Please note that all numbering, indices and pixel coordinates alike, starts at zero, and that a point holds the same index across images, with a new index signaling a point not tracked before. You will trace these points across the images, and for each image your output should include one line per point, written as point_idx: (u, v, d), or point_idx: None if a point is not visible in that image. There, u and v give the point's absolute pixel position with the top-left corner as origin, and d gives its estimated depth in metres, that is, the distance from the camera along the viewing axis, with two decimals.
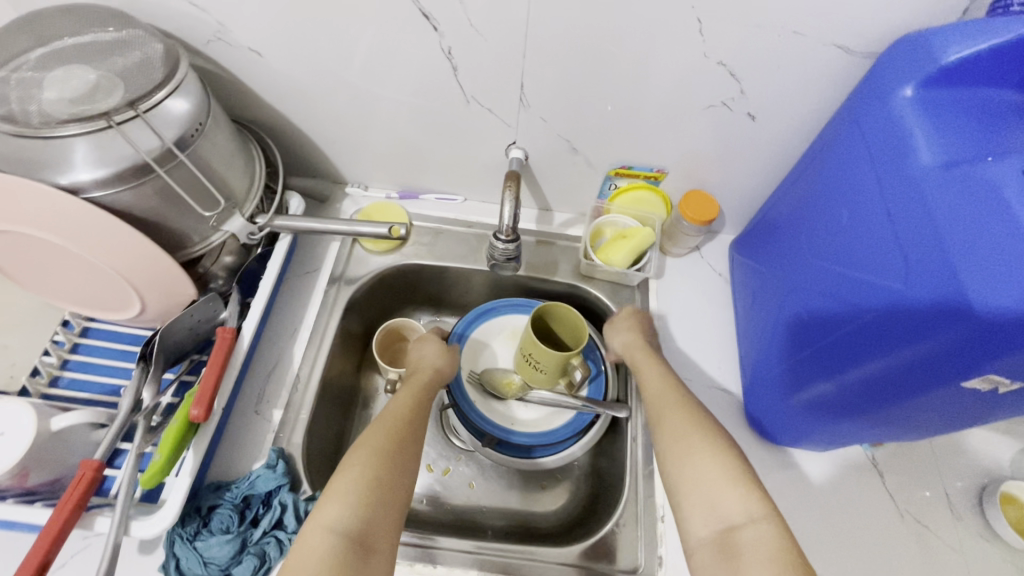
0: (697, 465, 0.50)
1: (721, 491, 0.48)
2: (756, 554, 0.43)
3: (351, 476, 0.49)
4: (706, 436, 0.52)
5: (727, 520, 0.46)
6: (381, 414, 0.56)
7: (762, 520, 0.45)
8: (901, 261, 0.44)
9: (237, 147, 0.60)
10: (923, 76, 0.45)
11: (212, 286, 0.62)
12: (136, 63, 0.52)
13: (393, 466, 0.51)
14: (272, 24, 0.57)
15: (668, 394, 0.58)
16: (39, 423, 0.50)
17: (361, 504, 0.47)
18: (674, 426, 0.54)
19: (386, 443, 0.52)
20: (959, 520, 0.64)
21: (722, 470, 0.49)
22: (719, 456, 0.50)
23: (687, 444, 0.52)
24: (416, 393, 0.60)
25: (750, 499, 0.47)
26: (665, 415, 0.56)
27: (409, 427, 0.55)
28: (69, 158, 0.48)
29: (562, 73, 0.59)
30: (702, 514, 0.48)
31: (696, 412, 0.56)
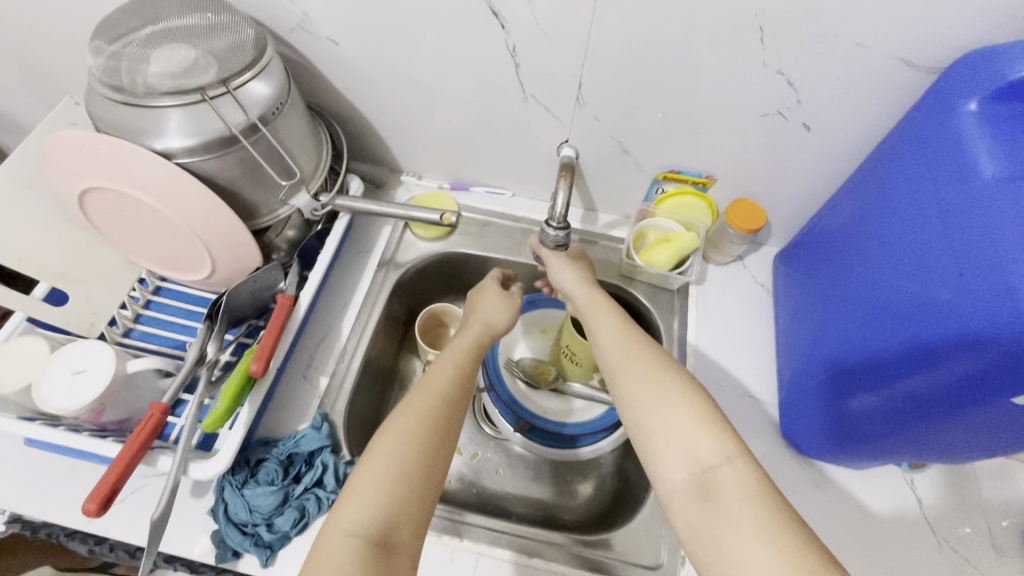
0: (669, 414, 0.45)
1: (692, 431, 0.44)
2: (736, 495, 0.39)
3: (376, 471, 0.45)
4: (671, 379, 0.48)
5: (703, 461, 0.42)
6: (410, 396, 0.51)
7: (737, 459, 0.41)
8: (955, 272, 0.44)
9: (308, 129, 0.65)
10: (989, 91, 0.45)
11: (274, 257, 0.67)
12: (229, 44, 0.57)
13: (425, 457, 0.47)
14: (352, 16, 0.61)
15: (628, 340, 0.53)
16: (118, 366, 0.54)
17: (386, 505, 0.43)
18: (642, 380, 0.49)
19: (420, 431, 0.48)
20: (1002, 558, 0.61)
21: (693, 411, 0.45)
22: (687, 394, 0.46)
23: (654, 394, 0.47)
24: (459, 351, 0.58)
25: (723, 439, 0.43)
26: (630, 365, 0.50)
27: (448, 397, 0.52)
28: (165, 127, 0.53)
29: (621, 74, 0.61)
30: (677, 457, 0.43)
31: (657, 356, 0.51)
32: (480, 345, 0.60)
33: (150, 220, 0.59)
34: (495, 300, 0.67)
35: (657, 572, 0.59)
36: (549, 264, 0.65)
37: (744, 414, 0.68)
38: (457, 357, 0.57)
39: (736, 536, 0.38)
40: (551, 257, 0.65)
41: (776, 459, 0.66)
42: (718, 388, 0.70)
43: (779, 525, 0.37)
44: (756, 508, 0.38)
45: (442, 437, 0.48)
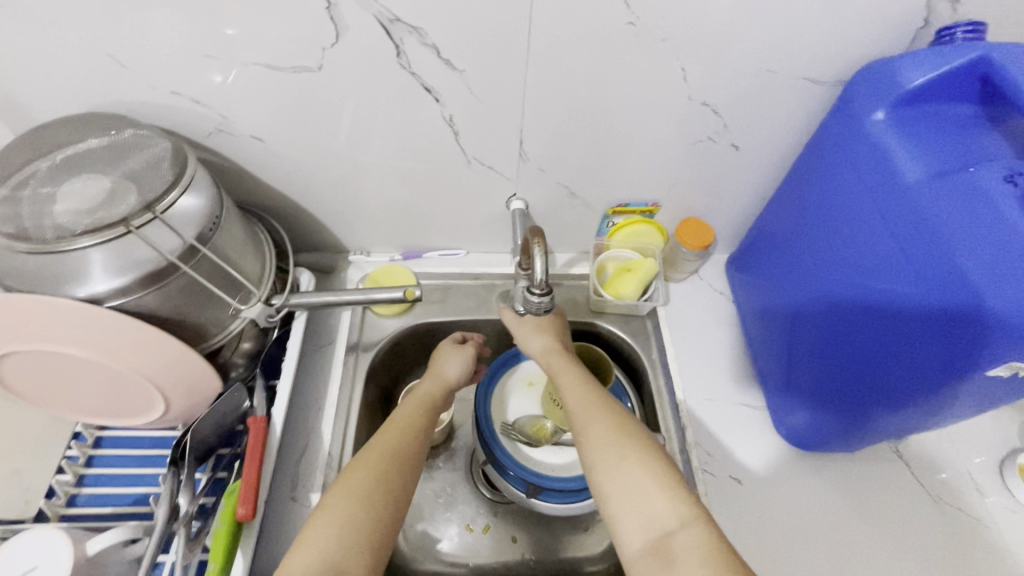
0: (618, 462, 0.48)
1: (650, 496, 0.45)
2: (691, 559, 0.41)
3: (326, 520, 0.45)
4: (630, 438, 0.50)
5: (660, 526, 0.44)
6: (369, 443, 0.52)
7: (693, 523, 0.43)
8: (910, 266, 0.48)
9: (247, 234, 0.60)
10: (893, 100, 0.50)
11: (234, 374, 0.61)
12: (144, 163, 0.52)
13: (375, 509, 0.47)
14: (276, 110, 0.59)
15: (587, 397, 0.55)
16: (75, 549, 0.47)
17: (332, 553, 0.44)
18: (598, 430, 0.51)
19: (369, 479, 0.49)
20: (986, 497, 0.67)
21: (649, 473, 0.47)
22: (644, 458, 0.48)
23: (613, 444, 0.49)
24: (412, 422, 0.56)
25: (680, 503, 0.44)
26: (591, 415, 0.53)
27: (405, 456, 0.52)
28: (88, 270, 0.47)
29: (559, 126, 0.62)
30: (634, 523, 0.45)
31: (617, 413, 0.53)
32: (433, 407, 0.59)
33: (85, 373, 0.52)
34: (458, 358, 0.64)
35: None
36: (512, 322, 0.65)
37: (739, 422, 0.70)
38: (408, 411, 0.57)
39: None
40: (507, 315, 0.66)
41: (779, 459, 0.68)
42: (709, 402, 0.71)
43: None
44: (712, 572, 0.40)
45: (393, 486, 0.49)
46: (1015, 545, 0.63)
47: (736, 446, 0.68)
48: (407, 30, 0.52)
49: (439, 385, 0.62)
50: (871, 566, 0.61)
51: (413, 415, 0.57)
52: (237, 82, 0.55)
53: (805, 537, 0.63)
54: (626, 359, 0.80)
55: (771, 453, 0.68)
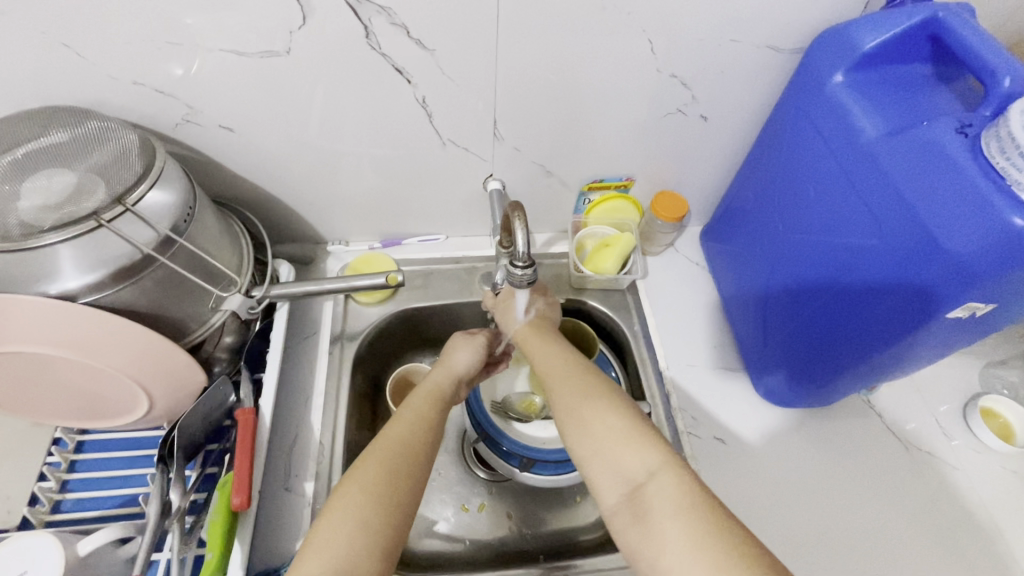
0: (591, 420, 0.49)
1: (620, 450, 0.46)
2: (664, 509, 0.41)
3: (334, 522, 0.43)
4: (600, 396, 0.50)
5: (631, 479, 0.44)
6: (373, 444, 0.49)
7: (661, 470, 0.44)
8: (873, 221, 0.50)
9: (223, 226, 0.59)
10: (849, 63, 0.52)
11: (217, 369, 0.61)
12: (111, 157, 0.50)
13: (387, 506, 0.45)
14: (244, 99, 0.58)
15: (562, 363, 0.56)
16: (66, 551, 0.47)
17: (345, 557, 0.41)
18: (567, 392, 0.52)
19: (379, 476, 0.46)
20: (952, 440, 0.71)
21: (616, 429, 0.47)
22: (609, 415, 0.48)
23: (584, 403, 0.50)
24: (422, 414, 0.54)
25: (646, 451, 0.45)
26: (559, 380, 0.54)
27: (415, 449, 0.50)
28: (60, 266, 0.46)
29: (531, 104, 0.63)
30: (607, 480, 0.46)
31: (584, 371, 0.54)
32: (439, 397, 0.57)
33: (64, 373, 0.51)
34: (468, 352, 0.65)
35: None
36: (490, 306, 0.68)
37: (721, 385, 0.72)
38: (421, 404, 0.55)
39: (666, 549, 0.40)
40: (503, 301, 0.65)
41: (760, 418, 0.70)
42: (693, 369, 0.73)
43: (703, 530, 0.39)
44: (683, 519, 0.40)
45: (402, 488, 0.46)
46: (979, 483, 0.67)
47: (719, 409, 0.71)
48: (374, 10, 0.51)
49: (449, 377, 0.61)
50: (849, 513, 0.64)
51: (423, 408, 0.55)
52: (202, 71, 0.54)
53: (788, 490, 0.65)
54: (610, 334, 0.81)
55: (751, 414, 0.71)
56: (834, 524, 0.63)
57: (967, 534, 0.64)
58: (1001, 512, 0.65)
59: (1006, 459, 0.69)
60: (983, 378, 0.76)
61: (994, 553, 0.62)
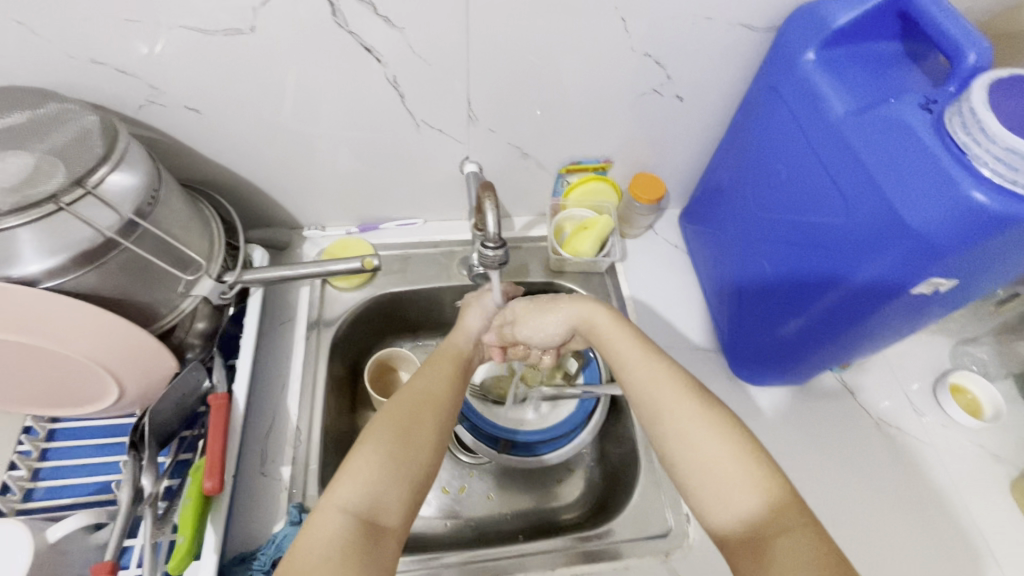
0: (706, 451, 0.46)
1: (753, 499, 0.44)
2: (790, 560, 0.40)
3: (366, 454, 0.46)
4: (724, 432, 0.47)
5: (761, 528, 0.43)
6: (401, 389, 0.52)
7: (798, 528, 0.42)
8: (840, 197, 0.50)
9: (191, 211, 0.58)
10: (821, 39, 0.52)
11: (190, 356, 0.60)
12: (71, 139, 0.49)
13: (417, 449, 0.47)
14: (211, 79, 0.56)
15: (662, 374, 0.52)
16: (35, 538, 0.46)
17: (374, 488, 0.44)
18: (678, 417, 0.49)
19: (406, 415, 0.49)
20: (922, 417, 0.72)
21: (751, 474, 0.45)
22: (745, 457, 0.46)
23: (702, 437, 0.47)
24: (447, 371, 0.55)
25: (783, 506, 0.43)
26: (661, 402, 0.50)
27: (439, 397, 0.52)
28: (18, 251, 0.45)
29: (505, 84, 0.62)
30: (733, 519, 0.44)
31: (703, 399, 0.50)
32: (460, 359, 0.58)
33: (30, 360, 0.50)
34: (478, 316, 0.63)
35: (668, 536, 0.62)
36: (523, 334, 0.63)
37: (697, 366, 0.73)
38: (445, 358, 0.57)
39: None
40: (545, 315, 0.61)
41: (736, 397, 0.71)
42: (671, 349, 0.74)
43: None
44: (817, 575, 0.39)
45: (428, 428, 0.49)
46: (948, 457, 0.69)
47: None
48: None
49: (466, 339, 0.61)
50: (821, 488, 0.66)
51: (447, 362, 0.56)
52: (165, 50, 0.53)
53: None
54: None
55: (727, 393, 0.71)
56: (807, 499, 0.65)
57: (935, 506, 0.66)
58: (966, 484, 0.67)
59: (973, 432, 0.71)
60: (953, 355, 0.78)
61: (957, 524, 0.64)
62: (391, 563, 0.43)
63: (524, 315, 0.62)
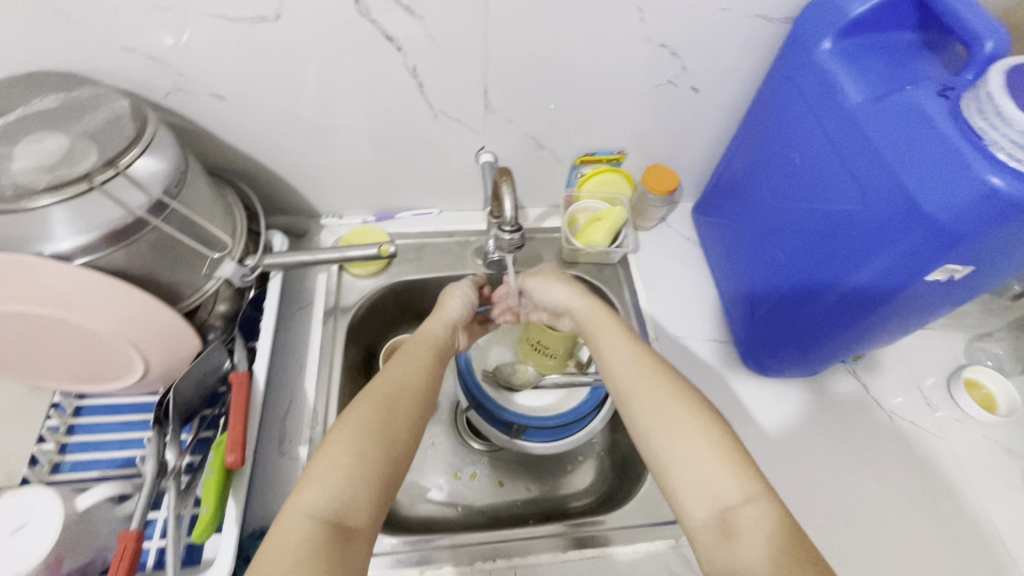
0: (671, 425, 0.48)
1: (713, 471, 0.44)
2: (755, 537, 0.41)
3: (334, 455, 0.45)
4: (686, 405, 0.49)
5: (724, 499, 0.43)
6: (369, 386, 0.51)
7: (757, 498, 0.42)
8: (856, 185, 0.50)
9: (215, 195, 0.60)
10: (838, 29, 0.53)
11: (212, 337, 0.61)
12: (103, 122, 0.51)
13: (384, 449, 0.47)
14: (237, 67, 0.58)
15: (636, 360, 0.53)
16: (65, 505, 0.48)
17: (343, 491, 0.43)
18: (652, 403, 0.50)
19: (375, 414, 0.48)
20: (935, 412, 0.72)
21: (712, 446, 0.46)
22: (705, 430, 0.47)
23: (667, 412, 0.48)
24: (422, 362, 0.55)
25: (744, 476, 0.44)
26: (642, 390, 0.51)
27: (410, 391, 0.52)
28: (52, 228, 0.47)
29: (521, 74, 0.63)
30: (698, 496, 0.44)
31: (669, 377, 0.51)
32: (438, 348, 0.59)
33: (62, 334, 0.52)
34: (462, 296, 0.65)
35: (678, 522, 0.62)
36: (533, 287, 0.65)
37: (709, 357, 0.73)
38: (418, 351, 0.57)
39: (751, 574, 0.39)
40: (558, 285, 0.63)
41: (748, 389, 0.71)
42: (683, 340, 0.74)
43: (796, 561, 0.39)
44: (777, 552, 0.39)
45: (400, 425, 0.49)
46: (961, 452, 0.69)
47: (708, 379, 0.72)
48: None
49: (443, 325, 0.62)
50: (831, 479, 0.66)
51: (421, 355, 0.56)
52: (193, 39, 0.55)
53: (773, 457, 0.67)
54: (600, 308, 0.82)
55: (739, 384, 0.71)
56: (816, 490, 0.65)
57: (945, 500, 0.65)
58: (979, 479, 0.67)
59: (987, 428, 0.71)
60: (969, 351, 0.78)
61: (969, 518, 0.64)
62: (363, 565, 0.42)
63: (542, 276, 0.65)
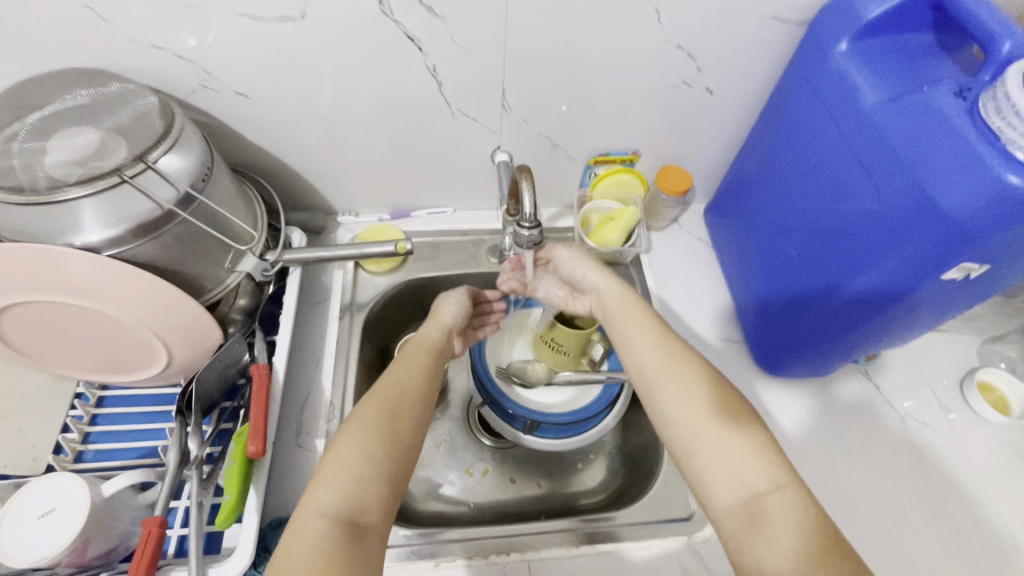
0: (699, 412, 0.48)
1: (743, 459, 0.45)
2: (784, 522, 0.41)
3: (343, 454, 0.46)
4: (712, 395, 0.49)
5: (752, 486, 0.44)
6: (374, 388, 0.52)
7: (786, 486, 0.43)
8: (871, 184, 0.51)
9: (238, 191, 0.61)
10: (853, 31, 0.53)
11: (231, 330, 0.62)
12: (132, 118, 0.52)
13: (391, 448, 0.48)
14: (260, 65, 0.59)
15: (662, 349, 0.54)
16: (91, 491, 0.49)
17: (353, 489, 0.44)
18: (679, 393, 0.50)
19: (380, 415, 0.49)
20: (948, 414, 0.72)
21: (741, 435, 0.46)
22: (734, 419, 0.47)
23: (694, 401, 0.49)
24: (423, 364, 0.56)
25: (773, 464, 0.45)
26: (669, 380, 0.51)
27: (413, 392, 0.53)
28: (81, 220, 0.48)
29: (538, 74, 0.64)
30: (727, 482, 0.45)
31: (695, 368, 0.52)
32: (436, 352, 0.59)
33: (88, 324, 0.53)
34: (456, 306, 0.65)
35: (690, 519, 0.62)
36: (563, 259, 0.65)
37: (721, 356, 0.74)
38: (418, 354, 0.58)
39: (781, 560, 0.40)
40: (591, 263, 0.64)
41: (759, 388, 0.72)
42: (695, 340, 0.75)
43: (822, 547, 0.40)
44: (806, 538, 0.40)
45: (406, 425, 0.50)
46: (974, 454, 0.69)
47: None
48: None
49: (439, 331, 0.62)
50: (843, 479, 0.66)
51: (421, 358, 0.57)
52: (219, 38, 0.56)
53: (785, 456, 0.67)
54: None
55: (750, 384, 0.72)
56: (828, 490, 0.65)
57: (957, 500, 0.65)
58: (992, 482, 0.67)
59: (1000, 430, 0.71)
60: (982, 354, 0.78)
61: (982, 520, 0.64)
62: (378, 560, 0.43)
63: (573, 251, 0.65)
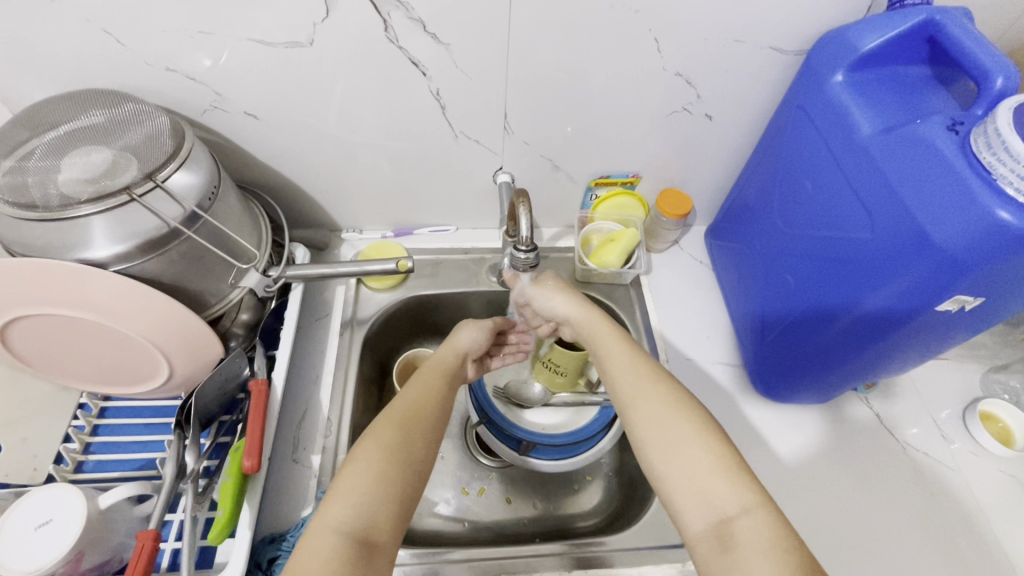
0: (670, 432, 0.48)
1: (710, 482, 0.45)
2: (753, 548, 0.41)
3: (358, 473, 0.46)
4: (687, 416, 0.49)
5: (721, 510, 0.44)
6: (387, 408, 0.53)
7: (755, 509, 0.43)
8: (866, 215, 0.51)
9: (244, 209, 0.62)
10: (849, 63, 0.54)
11: (234, 344, 0.63)
12: (144, 137, 0.54)
13: (404, 467, 0.48)
14: (269, 87, 0.61)
15: (636, 370, 0.54)
16: (89, 502, 0.50)
17: (366, 507, 0.44)
18: (651, 415, 0.50)
19: (396, 435, 0.49)
20: (951, 444, 0.71)
21: (711, 455, 0.46)
22: (702, 440, 0.47)
23: (666, 423, 0.49)
24: (436, 387, 0.56)
25: (740, 487, 0.44)
26: (643, 399, 0.52)
27: (427, 414, 0.53)
28: (91, 237, 0.49)
29: (539, 100, 0.65)
30: (695, 507, 0.45)
31: (690, 395, 0.52)
32: (450, 376, 0.59)
33: (93, 337, 0.54)
34: (474, 330, 0.66)
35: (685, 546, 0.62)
36: (534, 295, 0.66)
37: (719, 380, 0.73)
38: (433, 376, 0.58)
39: None
40: (560, 294, 0.64)
41: (758, 413, 0.71)
42: (694, 363, 0.75)
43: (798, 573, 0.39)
44: (776, 562, 0.39)
45: (417, 446, 0.50)
46: (977, 486, 0.68)
47: (719, 404, 0.71)
48: (393, 4, 0.54)
49: (454, 353, 0.63)
50: (841, 509, 0.65)
51: (435, 380, 0.57)
52: (229, 61, 0.58)
53: (782, 484, 0.66)
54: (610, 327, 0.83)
55: (749, 409, 0.71)
56: (829, 519, 0.64)
57: (962, 534, 0.64)
58: (996, 516, 0.65)
59: (1003, 462, 0.70)
60: (984, 384, 0.77)
61: (988, 556, 0.62)
62: None
63: (544, 284, 0.66)
